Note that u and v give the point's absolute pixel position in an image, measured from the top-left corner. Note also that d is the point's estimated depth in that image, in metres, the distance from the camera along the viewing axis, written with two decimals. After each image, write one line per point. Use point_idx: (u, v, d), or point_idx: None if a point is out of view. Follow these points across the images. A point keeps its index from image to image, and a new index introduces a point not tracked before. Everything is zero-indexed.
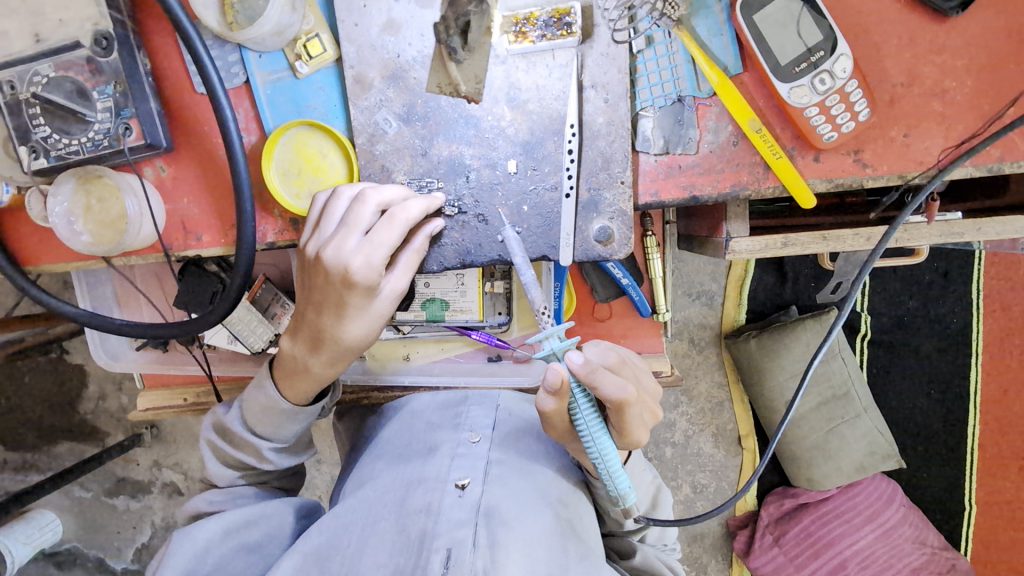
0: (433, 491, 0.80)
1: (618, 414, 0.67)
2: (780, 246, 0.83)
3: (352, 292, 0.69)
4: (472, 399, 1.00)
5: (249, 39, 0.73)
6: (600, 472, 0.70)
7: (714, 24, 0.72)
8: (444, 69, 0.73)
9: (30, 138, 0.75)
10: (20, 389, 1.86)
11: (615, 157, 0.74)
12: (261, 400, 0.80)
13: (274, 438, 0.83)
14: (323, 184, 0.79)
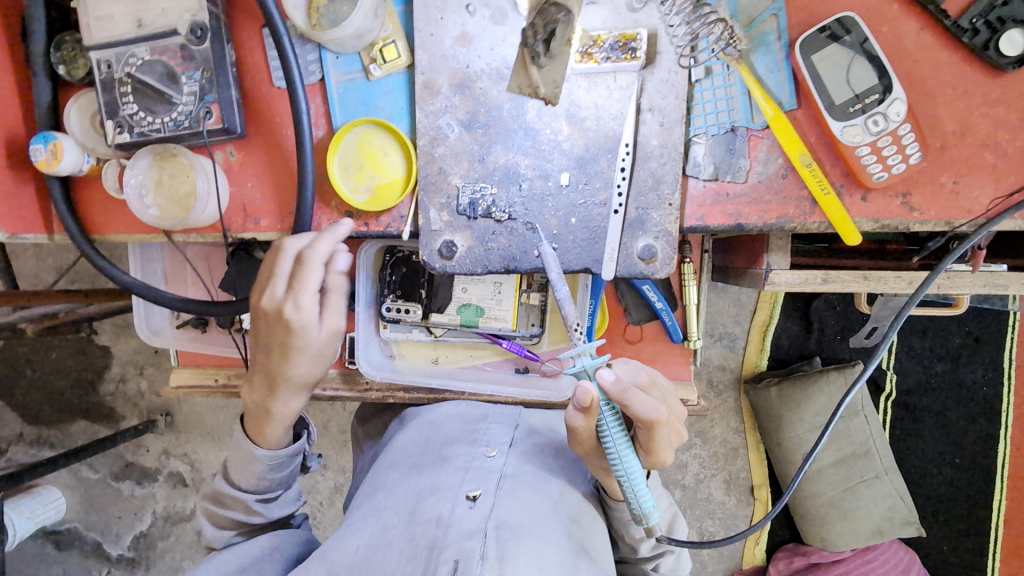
0: (444, 501, 0.81)
1: (648, 434, 0.67)
2: (820, 282, 0.84)
3: (286, 330, 0.75)
4: (491, 416, 1.02)
5: (331, 40, 0.78)
6: (626, 491, 0.69)
7: (772, 61, 0.75)
8: (525, 71, 0.76)
9: (118, 114, 0.81)
10: (45, 364, 1.89)
11: (665, 178, 0.76)
12: (236, 451, 0.84)
13: (256, 485, 0.85)
14: (381, 180, 0.82)
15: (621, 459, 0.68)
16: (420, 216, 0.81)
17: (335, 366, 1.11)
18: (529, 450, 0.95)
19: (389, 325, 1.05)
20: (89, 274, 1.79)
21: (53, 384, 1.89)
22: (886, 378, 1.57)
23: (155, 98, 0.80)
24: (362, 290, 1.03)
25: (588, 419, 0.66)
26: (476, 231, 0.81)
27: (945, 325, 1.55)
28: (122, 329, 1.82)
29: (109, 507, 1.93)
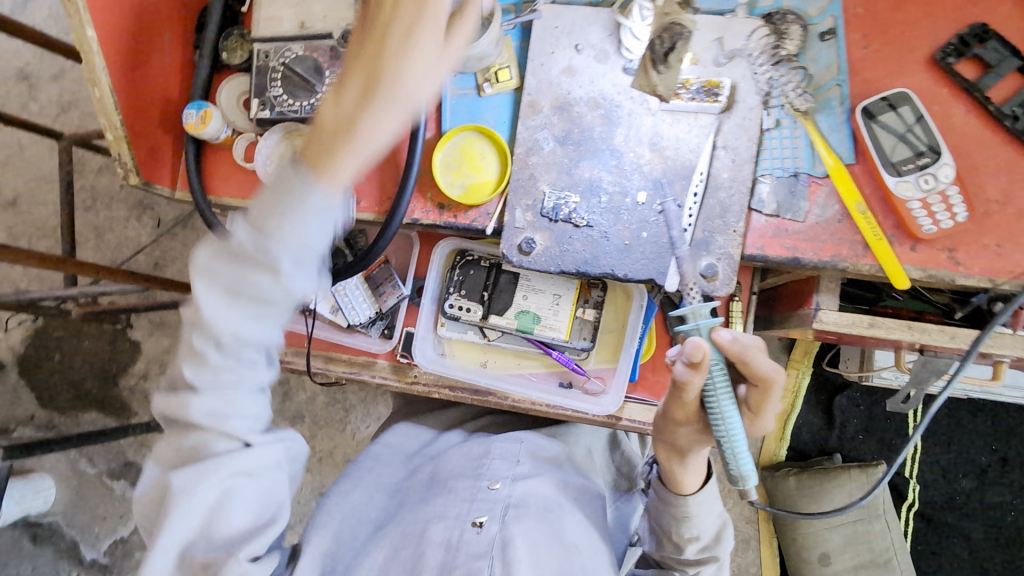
0: (452, 527, 0.85)
1: (757, 394, 0.74)
2: (865, 326, 0.90)
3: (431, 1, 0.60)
4: (495, 450, 1.01)
5: (457, 59, 0.90)
6: (724, 450, 0.76)
7: (834, 121, 0.86)
8: (647, 73, 0.87)
9: (264, 94, 0.95)
10: (72, 350, 1.82)
11: (732, 208, 0.86)
12: (277, 190, 0.54)
13: (296, 245, 0.53)
14: (476, 179, 0.93)
15: (725, 416, 0.75)
16: (506, 213, 0.91)
17: (385, 357, 1.15)
18: (541, 482, 0.96)
19: (446, 322, 1.11)
20: (140, 268, 1.86)
21: (70, 372, 1.81)
22: (907, 486, 1.59)
23: (299, 85, 0.94)
24: (431, 284, 1.11)
25: (702, 377, 0.71)
26: (555, 233, 0.89)
27: (970, 445, 1.58)
28: (157, 325, 1.83)
29: (92, 506, 1.78)
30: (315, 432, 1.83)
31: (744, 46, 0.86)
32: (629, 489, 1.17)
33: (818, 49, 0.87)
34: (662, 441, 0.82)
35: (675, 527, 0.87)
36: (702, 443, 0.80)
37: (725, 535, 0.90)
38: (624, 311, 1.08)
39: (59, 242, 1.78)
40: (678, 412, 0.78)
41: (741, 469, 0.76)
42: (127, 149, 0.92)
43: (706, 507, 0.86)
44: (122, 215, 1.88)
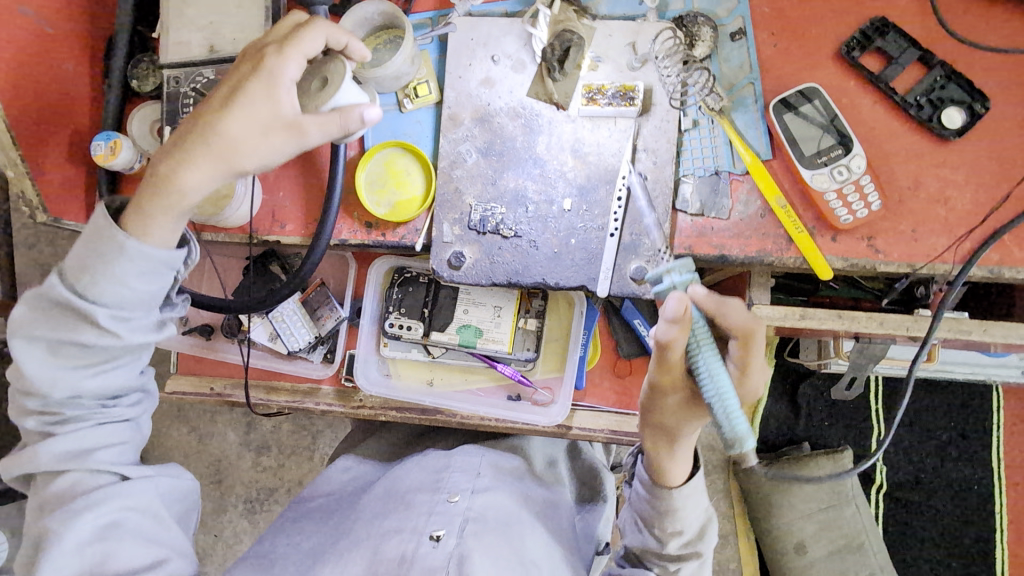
0: (409, 540, 0.83)
1: (742, 348, 0.67)
2: (798, 317, 0.90)
3: (250, 74, 0.66)
4: (455, 465, 0.99)
5: (374, 79, 0.89)
6: (717, 411, 0.66)
7: (750, 118, 0.87)
8: (542, 81, 0.88)
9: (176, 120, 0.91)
10: None
11: (656, 210, 0.86)
12: (94, 237, 0.63)
13: (114, 298, 0.63)
14: (402, 196, 0.92)
15: (714, 373, 0.67)
16: (433, 228, 0.90)
17: (330, 383, 1.12)
18: (499, 496, 0.92)
19: (389, 342, 1.09)
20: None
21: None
22: (875, 468, 1.61)
23: None
24: (369, 305, 1.09)
25: (686, 333, 0.63)
26: (484, 246, 0.89)
27: (933, 420, 1.61)
28: None
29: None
30: (282, 462, 1.77)
31: (656, 51, 0.86)
32: (592, 500, 1.14)
33: (729, 49, 0.88)
34: (648, 419, 0.73)
35: (657, 520, 0.77)
36: (689, 415, 0.71)
37: (711, 532, 0.80)
38: (568, 319, 1.08)
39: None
40: (663, 380, 0.69)
41: (740, 431, 0.66)
42: (32, 185, 0.88)
43: (685, 502, 0.76)
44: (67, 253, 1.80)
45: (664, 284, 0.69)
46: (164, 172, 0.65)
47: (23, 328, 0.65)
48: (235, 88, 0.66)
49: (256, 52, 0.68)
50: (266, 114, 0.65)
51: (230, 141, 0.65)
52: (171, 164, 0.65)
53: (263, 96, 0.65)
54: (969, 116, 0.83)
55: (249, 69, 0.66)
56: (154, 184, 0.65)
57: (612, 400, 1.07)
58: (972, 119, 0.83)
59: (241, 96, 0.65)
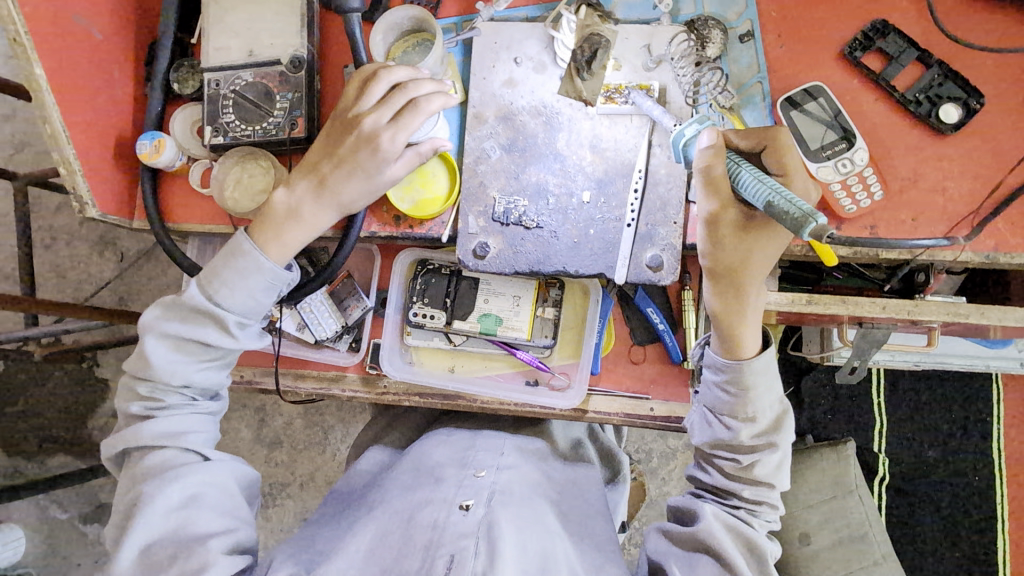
0: (439, 509, 0.88)
1: (773, 152, 0.79)
2: (804, 303, 0.96)
3: (361, 141, 0.82)
4: (479, 445, 1.06)
5: None
6: (776, 201, 0.73)
7: (758, 115, 0.92)
8: (571, 81, 0.93)
9: (217, 120, 0.97)
10: (42, 392, 1.78)
11: (671, 201, 0.91)
12: (230, 253, 0.80)
13: (240, 306, 0.80)
14: (426, 195, 0.96)
15: (758, 179, 0.76)
16: (459, 220, 0.95)
17: (355, 370, 1.17)
18: (521, 474, 1.00)
19: (412, 331, 1.13)
20: (104, 304, 1.83)
21: (35, 414, 1.76)
22: (879, 461, 1.66)
23: (252, 111, 0.97)
24: (394, 295, 1.14)
25: (718, 152, 0.78)
26: (507, 236, 0.94)
27: (932, 412, 1.67)
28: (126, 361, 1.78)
29: (68, 551, 1.73)
30: (295, 457, 1.82)
31: (670, 52, 0.92)
32: (614, 479, 1.25)
33: (738, 50, 0.94)
34: (716, 267, 0.85)
35: (731, 408, 0.90)
36: (747, 235, 0.82)
37: (785, 425, 0.91)
38: (583, 307, 1.13)
39: (17, 284, 1.75)
40: (718, 211, 0.81)
41: (807, 207, 0.71)
42: (83, 181, 0.94)
43: (760, 390, 0.89)
44: (83, 253, 1.85)
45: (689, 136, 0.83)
46: (293, 210, 0.84)
47: (155, 325, 0.79)
48: (351, 150, 0.83)
49: (370, 114, 0.82)
50: (373, 175, 0.84)
51: (342, 194, 0.85)
52: (299, 204, 0.84)
53: (373, 160, 0.83)
54: (964, 112, 0.88)
55: (362, 135, 0.83)
56: (280, 215, 0.84)
57: (627, 384, 1.13)
58: (967, 114, 0.88)
59: (355, 157, 0.83)
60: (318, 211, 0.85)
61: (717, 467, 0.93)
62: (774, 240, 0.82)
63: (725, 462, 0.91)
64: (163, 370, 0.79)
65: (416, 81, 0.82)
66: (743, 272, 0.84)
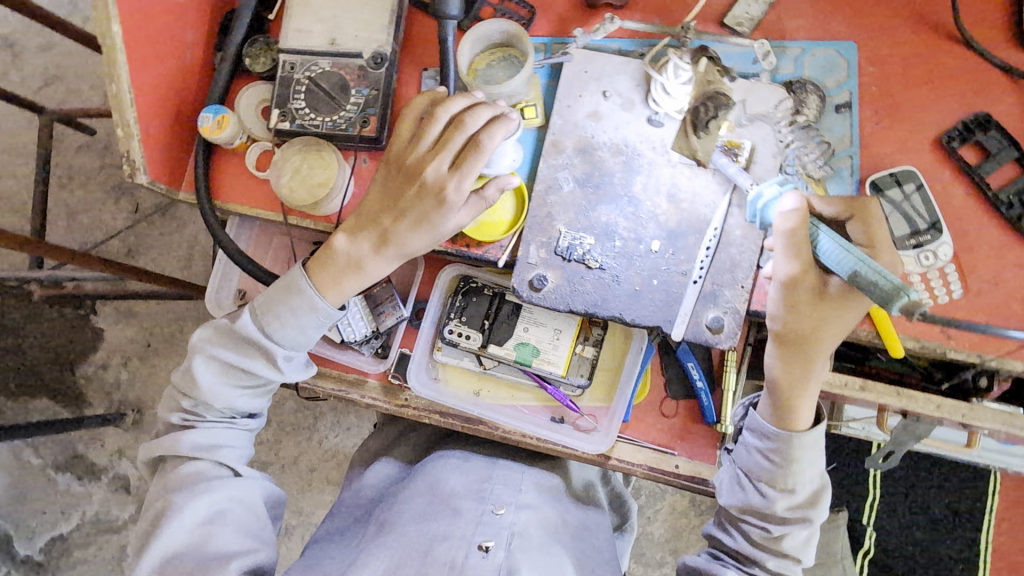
0: (458, 548, 0.86)
1: (863, 223, 0.76)
2: (858, 388, 0.94)
3: (425, 192, 0.80)
4: (496, 478, 1.01)
5: (488, 95, 0.91)
6: (864, 270, 0.70)
7: (843, 190, 0.90)
8: (687, 137, 0.89)
9: (286, 105, 0.95)
10: (20, 329, 1.62)
11: (741, 264, 0.88)
12: (290, 291, 0.83)
13: (290, 340, 0.84)
14: (489, 216, 0.93)
15: (842, 245, 0.73)
16: (520, 248, 0.91)
17: (377, 377, 1.13)
18: (538, 515, 0.96)
19: (443, 347, 1.10)
20: (111, 253, 1.67)
21: (18, 352, 1.62)
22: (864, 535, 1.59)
23: (323, 100, 0.94)
24: (432, 308, 1.10)
25: (805, 217, 0.75)
26: (567, 273, 0.90)
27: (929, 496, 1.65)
28: (124, 314, 1.64)
29: (33, 500, 1.60)
30: (279, 438, 1.67)
31: (766, 111, 0.88)
32: (620, 528, 1.19)
33: (832, 120, 0.92)
34: (786, 336, 0.82)
35: (770, 475, 0.86)
36: (824, 306, 0.79)
37: (821, 501, 0.87)
38: (623, 351, 1.09)
39: (27, 218, 1.67)
40: (798, 275, 0.78)
41: (897, 282, 0.68)
42: (138, 146, 0.90)
43: (802, 462, 0.85)
44: (97, 191, 1.69)
45: (771, 194, 0.80)
46: (353, 260, 0.84)
47: (205, 347, 0.84)
48: (414, 200, 0.81)
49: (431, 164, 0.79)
50: (435, 223, 0.81)
51: (406, 245, 0.83)
52: (363, 258, 0.83)
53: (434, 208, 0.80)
54: None
55: (422, 186, 0.80)
56: (344, 268, 0.84)
57: (655, 437, 1.09)
58: None
59: (418, 206, 0.80)
60: (379, 261, 0.84)
61: (742, 532, 0.88)
62: (851, 313, 0.79)
63: (753, 530, 0.87)
64: (208, 390, 0.83)
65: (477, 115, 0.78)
66: (813, 342, 0.81)
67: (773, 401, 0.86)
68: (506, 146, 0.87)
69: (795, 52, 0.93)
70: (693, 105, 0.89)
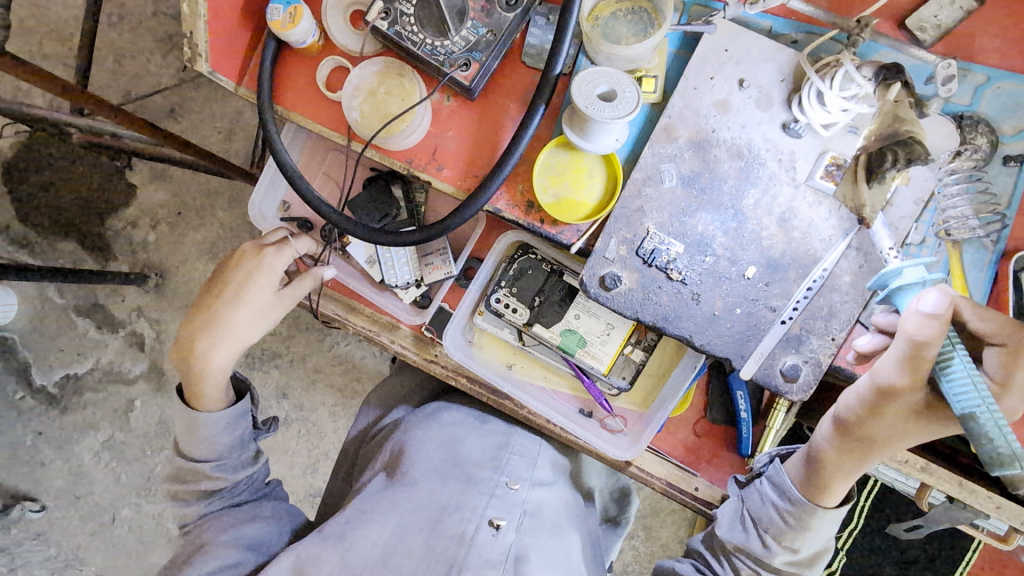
0: (468, 521, 0.82)
1: (1007, 358, 0.68)
2: (917, 468, 0.89)
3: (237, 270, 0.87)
4: (513, 446, 0.97)
5: (609, 55, 0.78)
6: (982, 416, 0.65)
7: (979, 259, 0.78)
8: (855, 184, 0.76)
9: (392, 3, 0.81)
10: (52, 163, 1.54)
11: (839, 314, 0.78)
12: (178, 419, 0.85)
13: (206, 453, 0.85)
14: (573, 194, 0.83)
15: (977, 380, 0.67)
16: (599, 239, 0.81)
17: (409, 326, 1.08)
18: (555, 493, 0.95)
19: (485, 313, 1.03)
20: (153, 109, 1.55)
21: (50, 189, 1.55)
22: (838, 561, 1.42)
23: (436, 21, 0.81)
24: (484, 270, 1.03)
25: (944, 330, 0.66)
26: (643, 278, 0.80)
27: None
28: (160, 177, 1.55)
29: (51, 335, 1.57)
30: (293, 334, 1.64)
31: (931, 149, 0.74)
32: (615, 521, 1.13)
33: (995, 173, 0.79)
34: (856, 431, 0.77)
35: (782, 530, 0.82)
36: (910, 419, 0.74)
37: (819, 562, 0.84)
38: (671, 361, 1.02)
39: (73, 52, 1.55)
40: (904, 386, 0.71)
41: (1017, 449, 0.63)
42: (203, 30, 0.84)
43: (816, 529, 0.82)
44: (148, 42, 1.55)
45: (912, 278, 0.71)
46: (195, 357, 0.84)
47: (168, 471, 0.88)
48: (243, 280, 0.86)
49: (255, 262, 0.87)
50: (270, 311, 0.87)
51: (253, 308, 0.86)
52: (200, 347, 0.84)
53: (272, 295, 0.88)
54: None
55: (243, 270, 0.87)
56: (185, 372, 0.84)
57: (680, 452, 1.05)
58: None
59: (250, 296, 0.86)
60: (208, 372, 0.84)
61: (731, 566, 0.84)
62: (930, 434, 0.75)
63: (745, 568, 0.83)
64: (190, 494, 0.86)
65: (298, 240, 0.90)
66: (875, 439, 0.77)
67: (807, 470, 0.82)
68: (615, 125, 0.75)
69: (979, 79, 0.78)
70: (874, 152, 0.74)
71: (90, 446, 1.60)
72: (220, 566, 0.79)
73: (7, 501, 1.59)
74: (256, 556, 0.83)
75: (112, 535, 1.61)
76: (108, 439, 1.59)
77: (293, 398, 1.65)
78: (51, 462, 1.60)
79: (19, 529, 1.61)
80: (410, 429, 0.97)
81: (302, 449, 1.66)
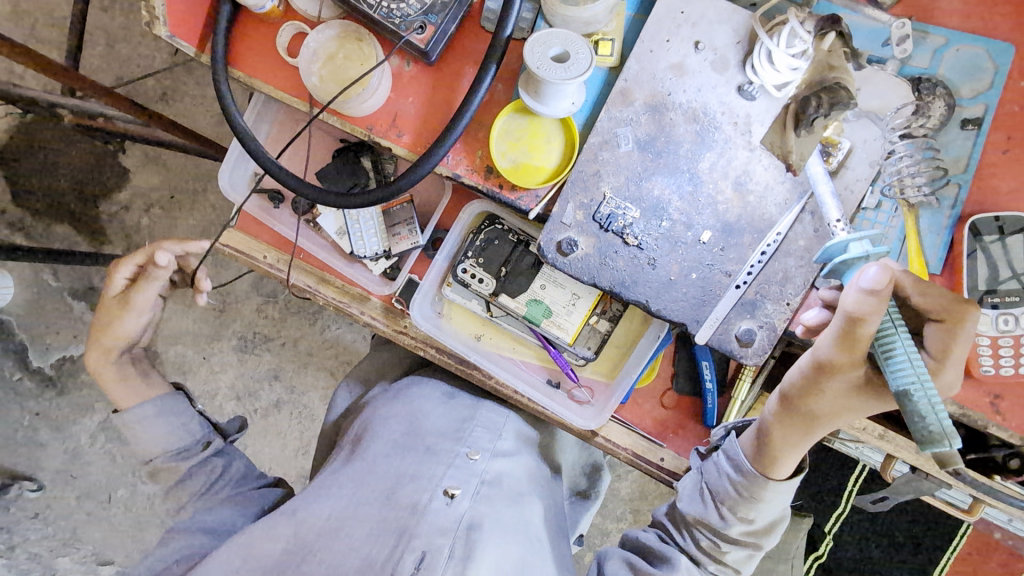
0: (423, 490, 0.83)
1: (945, 333, 0.66)
2: (877, 435, 0.89)
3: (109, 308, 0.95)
4: (479, 418, 0.98)
5: (563, 16, 0.78)
6: (915, 394, 0.63)
7: (936, 223, 0.79)
8: (783, 134, 0.76)
9: None
10: (46, 146, 1.54)
11: (794, 279, 0.78)
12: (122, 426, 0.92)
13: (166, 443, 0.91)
14: (531, 159, 0.83)
15: (913, 359, 0.64)
16: (556, 204, 0.81)
17: (379, 298, 1.08)
18: (518, 464, 0.96)
19: (453, 284, 1.03)
20: (145, 91, 1.54)
21: (45, 173, 1.56)
22: (823, 540, 1.41)
23: None
24: (450, 240, 1.03)
25: (881, 305, 0.64)
26: (600, 243, 0.80)
27: None
28: (152, 159, 1.55)
29: (48, 317, 1.59)
30: (285, 316, 1.64)
31: (881, 109, 0.75)
32: (585, 494, 1.15)
33: (952, 137, 0.79)
34: (800, 404, 0.77)
35: (736, 501, 0.82)
36: (851, 393, 0.74)
37: (776, 530, 0.84)
38: (637, 332, 1.02)
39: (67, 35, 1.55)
40: (843, 362, 0.70)
41: (947, 425, 0.60)
42: None
43: (770, 499, 0.82)
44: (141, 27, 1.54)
45: (854, 253, 0.68)
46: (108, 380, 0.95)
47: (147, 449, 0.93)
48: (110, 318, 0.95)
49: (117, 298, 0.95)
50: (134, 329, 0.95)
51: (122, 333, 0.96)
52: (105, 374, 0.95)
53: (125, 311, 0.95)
54: None
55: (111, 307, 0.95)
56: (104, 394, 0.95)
57: (647, 424, 1.05)
58: None
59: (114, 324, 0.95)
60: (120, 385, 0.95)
61: (691, 537, 0.85)
62: (871, 408, 0.75)
63: (704, 539, 0.84)
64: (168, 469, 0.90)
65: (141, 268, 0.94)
66: (818, 412, 0.77)
67: (757, 444, 0.82)
68: (568, 87, 0.75)
69: (938, 41, 0.78)
70: (803, 97, 0.74)
71: (87, 427, 1.62)
72: (180, 550, 0.82)
73: (6, 480, 1.61)
74: (217, 541, 0.85)
75: (108, 514, 1.63)
76: (104, 420, 1.62)
77: (285, 380, 1.66)
78: (49, 443, 1.62)
79: (18, 508, 1.64)
80: (376, 410, 0.98)
81: (295, 430, 1.67)
